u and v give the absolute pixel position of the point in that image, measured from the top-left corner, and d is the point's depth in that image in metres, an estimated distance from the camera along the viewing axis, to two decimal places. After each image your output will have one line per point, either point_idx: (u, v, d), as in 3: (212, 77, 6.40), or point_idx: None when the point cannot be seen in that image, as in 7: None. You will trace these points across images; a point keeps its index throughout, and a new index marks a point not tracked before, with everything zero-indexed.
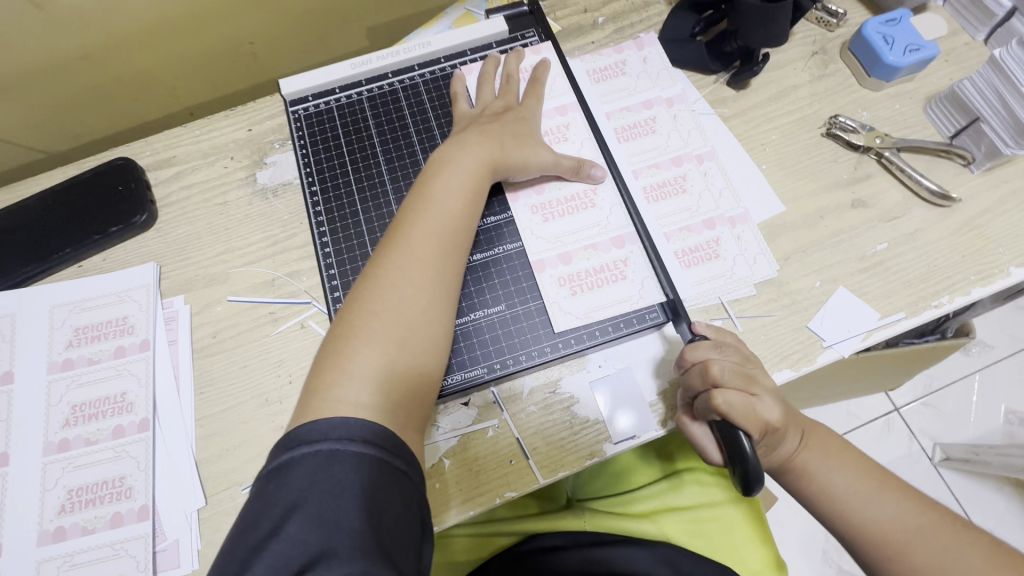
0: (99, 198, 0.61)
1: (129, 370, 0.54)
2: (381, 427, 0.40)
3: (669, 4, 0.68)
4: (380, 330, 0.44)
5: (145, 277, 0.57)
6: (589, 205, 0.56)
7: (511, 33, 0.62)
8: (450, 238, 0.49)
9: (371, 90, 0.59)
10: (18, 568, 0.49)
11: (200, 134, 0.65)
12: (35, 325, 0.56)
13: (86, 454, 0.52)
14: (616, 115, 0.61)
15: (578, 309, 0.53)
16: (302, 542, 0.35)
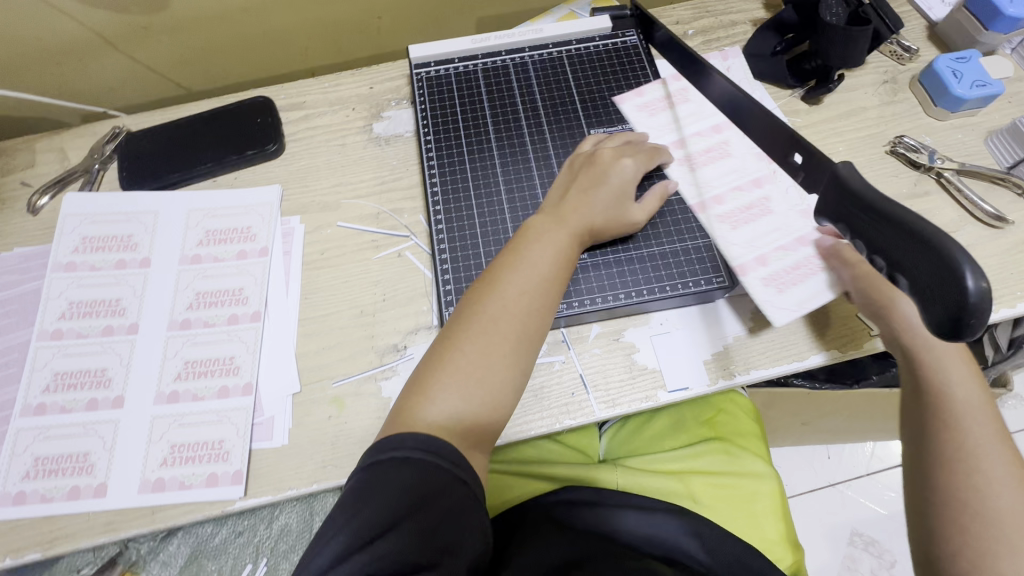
0: (237, 125, 0.70)
1: (248, 270, 0.62)
2: (445, 446, 0.42)
3: (754, 26, 0.75)
4: (464, 373, 0.46)
5: (270, 197, 0.66)
6: (765, 213, 0.57)
7: (612, 30, 0.69)
8: (540, 296, 0.50)
9: (486, 63, 0.67)
10: (136, 419, 0.56)
11: (328, 86, 0.74)
12: (173, 223, 0.65)
13: (204, 335, 0.59)
14: (691, 140, 0.61)
15: (789, 304, 0.53)
16: (369, 522, 0.38)
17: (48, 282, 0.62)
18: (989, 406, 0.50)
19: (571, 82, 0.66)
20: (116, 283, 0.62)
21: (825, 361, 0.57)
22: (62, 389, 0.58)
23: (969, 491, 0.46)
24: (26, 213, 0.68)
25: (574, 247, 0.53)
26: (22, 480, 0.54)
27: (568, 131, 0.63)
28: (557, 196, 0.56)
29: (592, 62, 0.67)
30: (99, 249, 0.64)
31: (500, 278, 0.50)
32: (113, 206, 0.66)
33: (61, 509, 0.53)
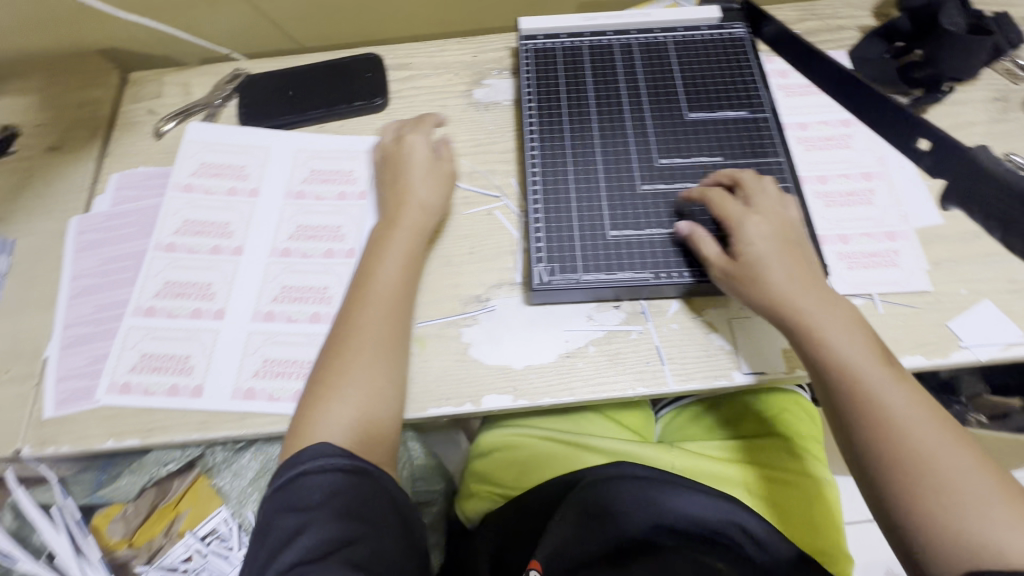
0: (348, 78, 0.74)
1: (346, 210, 0.66)
2: (337, 454, 0.47)
3: (861, 32, 0.74)
4: (348, 387, 0.51)
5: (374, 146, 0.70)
6: (866, 202, 0.62)
7: (720, 21, 0.70)
8: (389, 302, 0.55)
9: (592, 41, 0.69)
10: (234, 332, 0.60)
11: (434, 51, 0.77)
12: (282, 160, 0.69)
13: (302, 264, 0.63)
14: (812, 127, 0.67)
15: (853, 282, 0.59)
16: (290, 523, 0.45)
17: (167, 199, 0.67)
18: (859, 336, 0.48)
19: (675, 68, 0.67)
20: (227, 207, 0.67)
21: (910, 368, 0.56)
22: (170, 296, 0.62)
23: (909, 469, 0.43)
24: (150, 137, 0.73)
25: (415, 242, 0.59)
26: (129, 372, 0.59)
27: (667, 113, 0.64)
28: (388, 190, 0.63)
29: (696, 50, 0.68)
30: (214, 175, 0.69)
31: (359, 297, 0.55)
32: (228, 139, 0.70)
33: (160, 402, 0.58)
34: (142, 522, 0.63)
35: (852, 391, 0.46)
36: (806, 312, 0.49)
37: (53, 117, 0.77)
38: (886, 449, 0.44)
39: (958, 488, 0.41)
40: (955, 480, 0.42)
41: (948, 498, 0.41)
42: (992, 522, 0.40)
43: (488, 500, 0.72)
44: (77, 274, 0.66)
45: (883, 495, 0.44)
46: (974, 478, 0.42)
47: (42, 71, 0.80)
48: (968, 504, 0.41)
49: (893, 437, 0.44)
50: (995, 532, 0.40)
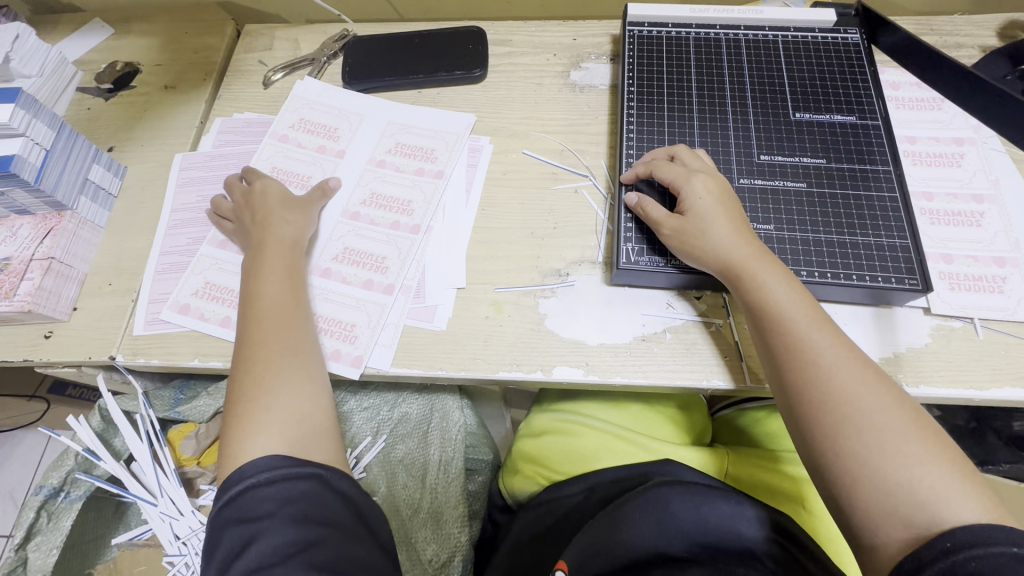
0: (452, 47, 0.76)
1: (421, 186, 0.66)
2: (278, 468, 0.45)
3: (982, 51, 0.71)
4: (257, 407, 0.49)
5: (458, 131, 0.70)
6: (974, 224, 0.59)
7: (834, 25, 0.68)
8: (277, 327, 0.53)
9: (698, 33, 0.69)
10: None
11: (535, 31, 0.78)
12: (373, 129, 0.71)
13: (369, 230, 0.64)
14: (922, 142, 0.64)
15: (955, 303, 0.56)
16: (241, 535, 0.42)
17: (263, 146, 0.71)
18: (790, 281, 0.51)
19: (783, 67, 0.66)
20: (312, 163, 0.69)
21: (1008, 400, 0.53)
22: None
23: (830, 413, 0.45)
24: (259, 85, 0.77)
25: (291, 264, 0.58)
26: (191, 295, 0.62)
27: (771, 110, 0.63)
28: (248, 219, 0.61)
29: (807, 51, 0.67)
30: (309, 131, 0.71)
31: (248, 331, 0.53)
32: (323, 99, 0.74)
33: (219, 327, 0.60)
34: (210, 444, 0.65)
35: (778, 342, 0.49)
36: (745, 263, 0.51)
37: (171, 59, 0.82)
38: (810, 396, 0.46)
39: (877, 428, 0.43)
40: (876, 418, 0.44)
41: (872, 440, 0.43)
42: (907, 459, 0.42)
43: (533, 481, 0.71)
44: (177, 206, 0.69)
45: (812, 442, 0.46)
46: (891, 417, 0.44)
47: (167, 17, 0.86)
48: (885, 442, 0.43)
49: (815, 384, 0.46)
50: (910, 469, 0.41)
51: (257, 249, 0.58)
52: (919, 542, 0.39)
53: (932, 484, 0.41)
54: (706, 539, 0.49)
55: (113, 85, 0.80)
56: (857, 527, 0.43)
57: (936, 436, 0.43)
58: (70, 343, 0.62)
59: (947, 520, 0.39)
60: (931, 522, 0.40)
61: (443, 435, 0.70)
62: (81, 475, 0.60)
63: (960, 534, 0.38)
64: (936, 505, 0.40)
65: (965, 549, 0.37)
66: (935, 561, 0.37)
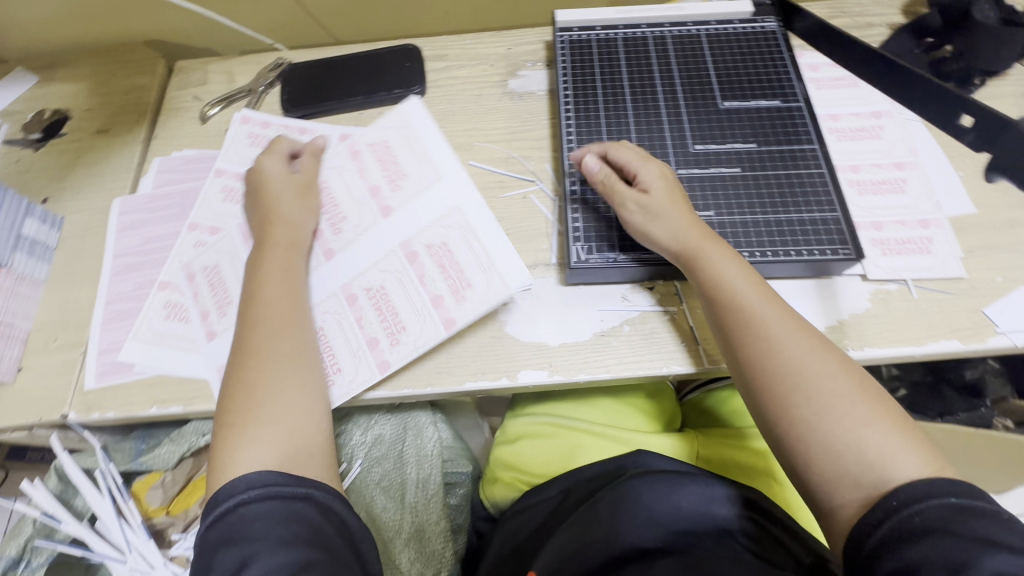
0: (389, 67, 0.76)
1: (425, 320, 0.59)
2: (267, 488, 0.46)
3: (891, 28, 0.75)
4: (256, 412, 0.49)
5: (507, 283, 0.59)
6: (899, 190, 0.63)
7: (752, 15, 0.71)
8: (281, 329, 0.54)
9: (626, 33, 0.71)
10: None
11: (470, 44, 0.79)
12: (425, 217, 0.63)
13: (352, 327, 0.59)
14: (844, 118, 0.68)
15: (888, 267, 0.59)
16: (231, 562, 0.42)
17: (333, 146, 0.70)
18: (737, 261, 0.53)
19: (707, 59, 0.69)
20: (356, 206, 0.65)
21: (945, 352, 0.56)
22: (206, 257, 0.64)
23: (781, 384, 0.47)
24: (196, 121, 0.76)
25: (290, 262, 0.59)
26: (142, 342, 0.60)
27: (701, 101, 0.66)
28: (259, 217, 0.62)
29: (729, 42, 0.70)
30: (381, 161, 0.68)
31: (252, 326, 0.54)
32: (419, 136, 0.69)
33: (175, 371, 0.59)
34: (178, 492, 0.63)
35: (729, 315, 0.51)
36: (697, 244, 0.53)
37: (103, 102, 0.80)
38: (761, 370, 0.48)
39: (825, 397, 0.45)
40: (824, 384, 0.46)
41: (821, 403, 0.45)
42: (857, 421, 0.44)
43: (513, 488, 0.71)
44: (120, 251, 0.67)
45: (768, 408, 0.47)
46: (839, 382, 0.46)
47: (94, 60, 0.84)
48: (835, 405, 0.45)
49: (767, 356, 0.48)
50: (858, 431, 0.44)
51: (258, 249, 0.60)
52: (871, 502, 0.42)
53: (881, 444, 0.43)
54: (678, 525, 0.51)
55: (43, 134, 0.78)
56: (815, 492, 0.44)
57: (881, 398, 0.46)
58: (18, 405, 0.60)
59: (893, 477, 0.42)
60: (880, 480, 0.42)
61: (419, 453, 0.69)
62: (41, 541, 0.59)
63: (908, 490, 0.40)
64: (884, 464, 0.42)
65: (910, 505, 0.39)
66: (884, 520, 0.40)
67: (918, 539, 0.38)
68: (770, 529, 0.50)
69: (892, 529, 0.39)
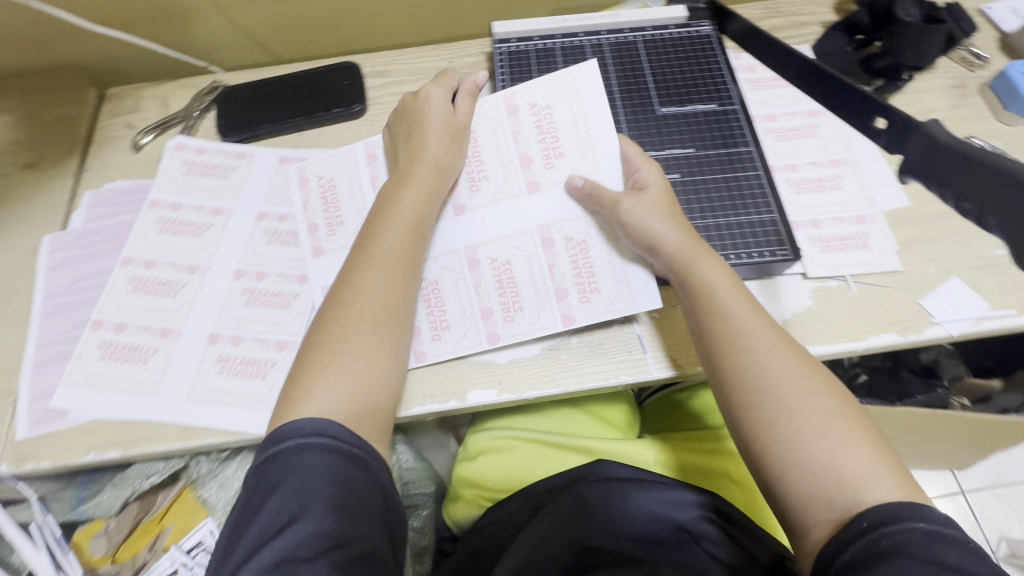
0: (328, 86, 0.75)
1: (469, 335, 0.58)
2: (330, 442, 0.45)
3: (824, 26, 0.77)
4: (338, 355, 0.50)
5: (635, 303, 0.57)
6: (835, 187, 0.64)
7: (687, 19, 0.72)
8: (392, 272, 0.54)
9: (563, 43, 0.72)
10: (188, 345, 0.60)
11: (411, 58, 0.79)
12: (284, 207, 0.67)
13: (255, 320, 0.61)
14: (780, 118, 0.69)
15: (827, 264, 0.60)
16: (282, 510, 0.42)
17: (271, 155, 0.70)
18: (726, 271, 0.53)
19: (644, 65, 0.69)
20: (358, 220, 0.64)
21: (885, 345, 0.57)
22: (143, 293, 0.63)
23: (763, 399, 0.47)
24: (129, 151, 0.73)
25: (424, 203, 0.58)
26: (75, 386, 0.58)
27: (638, 107, 0.66)
28: (401, 152, 0.61)
29: (664, 48, 0.71)
30: (540, 129, 0.63)
31: (365, 258, 0.54)
32: (588, 109, 0.62)
33: (110, 414, 0.57)
34: (126, 537, 0.62)
35: (715, 321, 0.51)
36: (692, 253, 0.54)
37: (31, 134, 0.77)
38: (745, 382, 0.48)
39: (807, 414, 0.46)
40: (805, 399, 0.46)
41: (801, 421, 0.45)
42: (833, 442, 0.44)
43: (475, 504, 0.72)
44: (51, 292, 0.65)
45: (733, 404, 0.49)
46: (822, 399, 0.46)
47: (20, 90, 0.81)
48: (814, 422, 0.45)
49: (751, 367, 0.48)
50: (831, 452, 0.44)
51: (390, 182, 0.59)
52: (842, 523, 0.42)
53: (855, 466, 0.43)
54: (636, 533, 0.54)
55: None
56: (790, 513, 0.45)
57: (857, 421, 0.46)
58: None
59: (864, 500, 0.42)
60: (852, 503, 0.42)
61: None
62: None
63: (877, 512, 0.41)
64: (855, 486, 0.43)
65: (880, 527, 0.40)
66: (855, 541, 0.40)
67: (883, 560, 0.38)
68: (730, 529, 0.51)
69: (860, 550, 0.40)
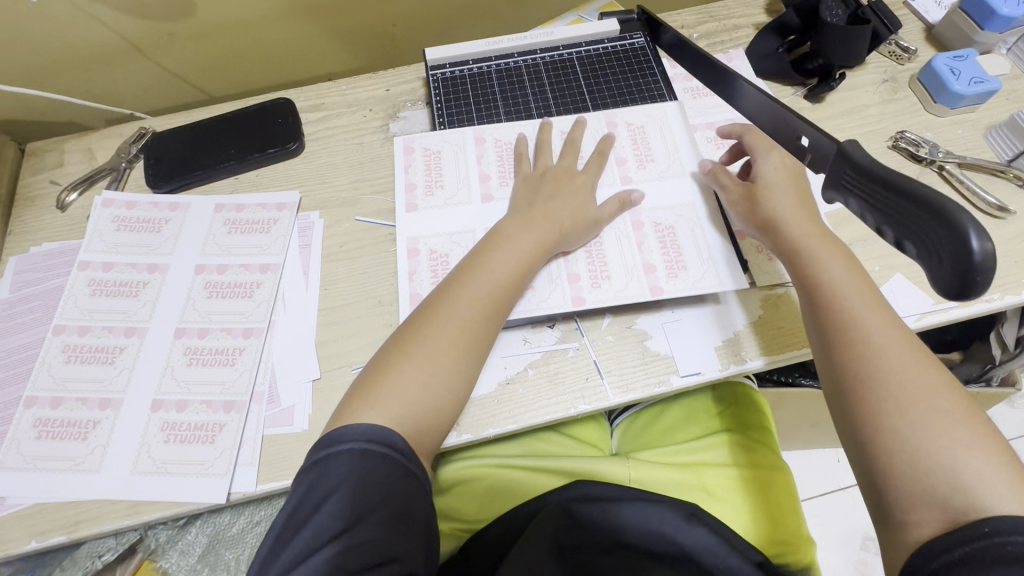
0: (262, 125, 0.73)
1: (553, 297, 0.59)
2: (392, 452, 0.47)
3: (756, 28, 0.78)
4: (415, 358, 0.52)
5: (723, 280, 0.59)
6: None
7: (620, 32, 0.75)
8: (493, 302, 0.55)
9: (499, 64, 0.74)
10: (130, 415, 0.57)
11: (346, 89, 0.76)
12: (224, 257, 0.65)
13: (199, 381, 0.58)
14: (719, 126, 0.70)
15: (774, 271, 0.61)
16: (338, 519, 0.44)
17: (203, 203, 0.68)
18: (851, 268, 0.55)
19: (579, 80, 0.73)
20: (460, 185, 0.67)
21: None
22: (77, 363, 0.59)
23: (874, 385, 0.48)
24: (54, 210, 0.70)
25: (535, 252, 0.58)
26: (10, 471, 0.55)
27: (574, 111, 0.71)
28: (526, 181, 0.64)
29: (598, 62, 0.74)
30: (635, 141, 0.68)
31: (468, 278, 0.56)
32: (676, 130, 0.69)
33: (51, 497, 0.54)
34: None
35: (832, 309, 0.53)
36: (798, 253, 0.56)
37: None
38: (858, 367, 0.49)
39: (924, 409, 0.46)
40: (910, 387, 0.47)
41: (913, 414, 0.46)
42: (952, 441, 0.44)
43: (453, 537, 0.69)
44: None
45: (837, 375, 0.50)
46: (938, 401, 0.46)
47: None
48: (931, 421, 0.45)
49: (867, 357, 0.49)
50: (952, 452, 0.44)
51: (511, 215, 0.61)
52: (956, 525, 0.41)
53: (975, 469, 0.43)
54: (643, 541, 0.58)
55: None
56: (892, 508, 0.45)
57: (981, 425, 0.45)
58: None
59: (984, 508, 0.41)
60: (971, 505, 0.42)
61: None
62: None
63: (1000, 519, 0.40)
64: (974, 489, 0.42)
65: (1002, 534, 0.39)
66: (969, 541, 0.40)
67: (1000, 565, 0.38)
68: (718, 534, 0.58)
69: (973, 552, 0.39)
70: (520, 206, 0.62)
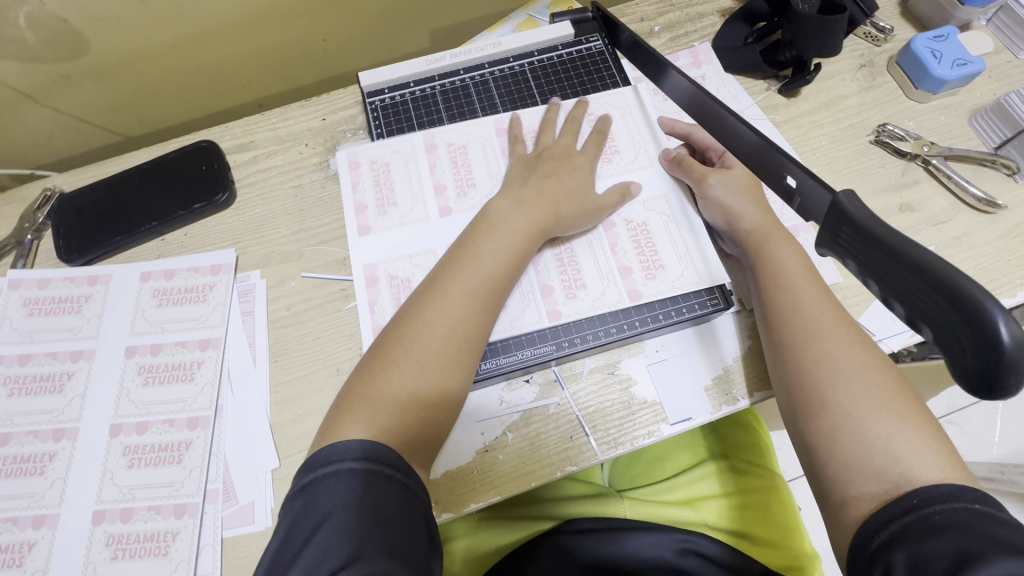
0: (184, 174, 0.64)
1: (526, 313, 0.55)
2: (379, 474, 0.39)
3: (722, 16, 0.71)
4: (408, 355, 0.46)
5: (697, 277, 0.56)
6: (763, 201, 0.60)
7: (575, 36, 0.69)
8: (486, 295, 0.50)
9: (444, 84, 0.67)
10: (69, 534, 0.51)
11: (276, 121, 0.68)
12: (156, 336, 0.58)
13: (143, 485, 0.52)
14: None
15: None
16: (331, 549, 0.36)
17: (127, 273, 0.60)
18: (798, 258, 0.51)
19: (533, 93, 0.66)
20: (414, 199, 0.62)
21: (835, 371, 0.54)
22: (2, 477, 0.53)
23: (816, 366, 0.44)
24: None
25: (532, 239, 0.53)
26: None
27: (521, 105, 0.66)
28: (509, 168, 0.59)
29: (554, 72, 0.67)
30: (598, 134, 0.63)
31: (455, 270, 0.50)
32: (640, 119, 0.64)
33: None
34: None
35: (776, 299, 0.49)
36: (760, 232, 0.53)
37: None
38: (798, 350, 0.45)
39: (862, 388, 0.41)
40: (846, 364, 0.43)
41: (856, 392, 0.41)
42: (888, 422, 0.40)
43: None
44: None
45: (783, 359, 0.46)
46: (877, 380, 0.42)
47: None
48: (871, 402, 0.41)
49: (807, 338, 0.45)
50: (887, 425, 0.39)
51: (495, 204, 0.56)
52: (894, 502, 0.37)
53: (909, 441, 0.39)
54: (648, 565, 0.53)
55: None
56: (829, 484, 0.40)
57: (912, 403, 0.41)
58: None
59: (921, 477, 0.37)
60: (901, 478, 0.37)
61: None
62: None
63: (926, 489, 0.36)
64: (904, 457, 0.38)
65: (931, 504, 0.35)
66: (902, 516, 0.35)
67: (934, 538, 0.33)
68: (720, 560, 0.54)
69: (907, 527, 0.35)
70: (504, 196, 0.56)
